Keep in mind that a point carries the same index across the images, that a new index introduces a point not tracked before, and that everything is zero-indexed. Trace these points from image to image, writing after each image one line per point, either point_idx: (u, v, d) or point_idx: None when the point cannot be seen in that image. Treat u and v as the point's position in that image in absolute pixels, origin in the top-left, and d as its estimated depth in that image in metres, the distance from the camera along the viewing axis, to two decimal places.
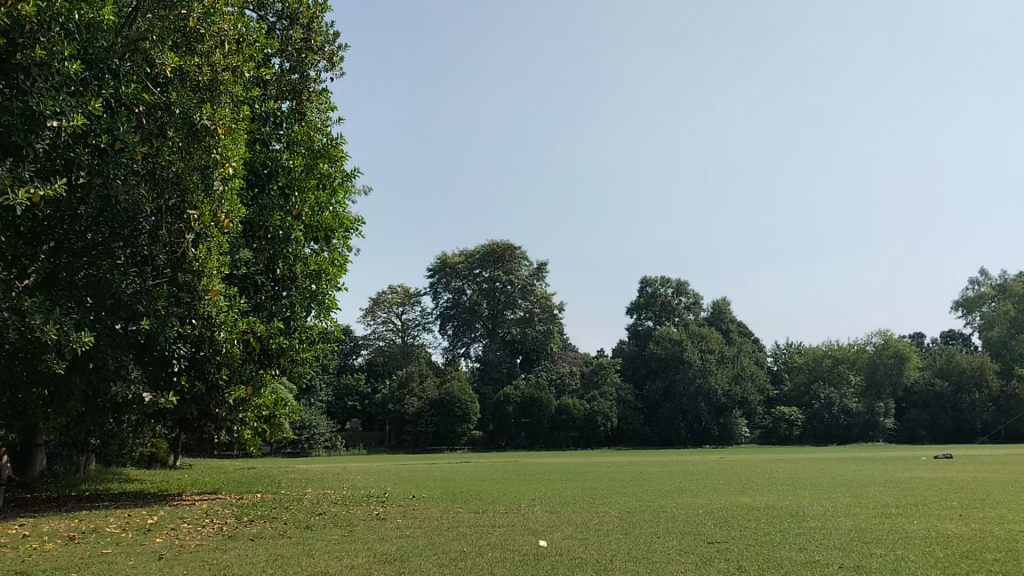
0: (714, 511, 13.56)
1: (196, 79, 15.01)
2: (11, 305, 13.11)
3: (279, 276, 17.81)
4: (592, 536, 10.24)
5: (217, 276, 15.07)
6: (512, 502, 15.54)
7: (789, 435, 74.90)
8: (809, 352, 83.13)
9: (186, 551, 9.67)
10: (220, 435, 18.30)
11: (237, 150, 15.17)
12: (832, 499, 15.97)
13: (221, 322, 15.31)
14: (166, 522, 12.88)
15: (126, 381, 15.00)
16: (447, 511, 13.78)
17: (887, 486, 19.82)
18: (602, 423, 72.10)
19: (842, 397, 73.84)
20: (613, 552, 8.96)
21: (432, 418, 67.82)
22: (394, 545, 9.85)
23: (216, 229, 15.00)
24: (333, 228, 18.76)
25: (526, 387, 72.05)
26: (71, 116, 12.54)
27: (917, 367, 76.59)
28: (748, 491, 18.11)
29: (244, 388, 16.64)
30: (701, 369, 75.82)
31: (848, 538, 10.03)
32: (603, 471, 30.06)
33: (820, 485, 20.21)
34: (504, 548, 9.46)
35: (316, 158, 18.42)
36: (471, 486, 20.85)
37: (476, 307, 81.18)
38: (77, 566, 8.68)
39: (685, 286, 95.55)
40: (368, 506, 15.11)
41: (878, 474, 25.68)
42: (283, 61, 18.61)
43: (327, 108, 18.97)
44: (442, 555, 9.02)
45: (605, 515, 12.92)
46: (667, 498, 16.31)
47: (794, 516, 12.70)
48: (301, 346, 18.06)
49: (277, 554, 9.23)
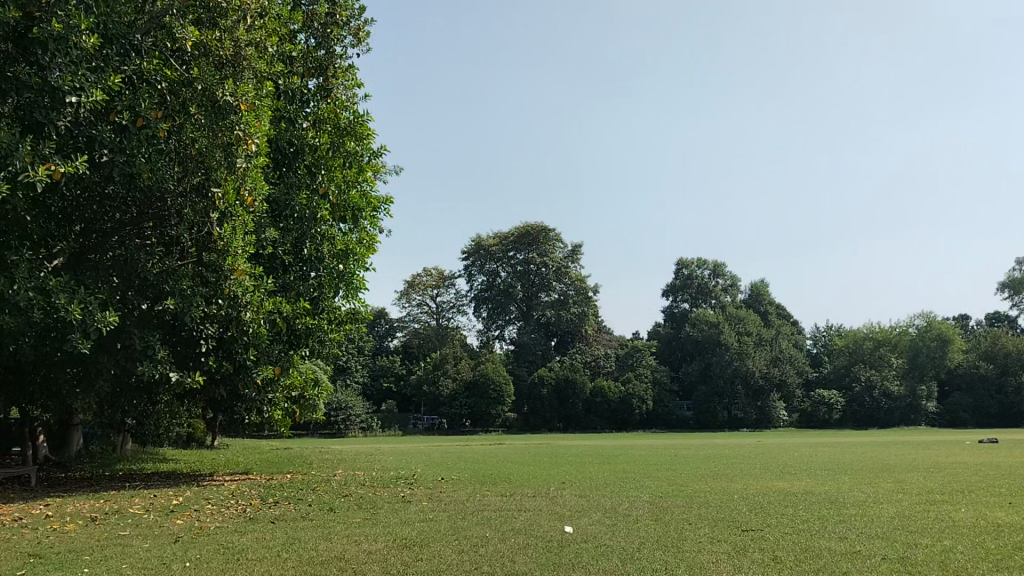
0: (750, 496, 13.13)
1: (218, 55, 14.73)
2: (35, 285, 12.98)
3: (306, 257, 17.56)
4: (620, 522, 9.87)
5: (243, 255, 14.93)
6: (541, 484, 15.27)
7: (829, 419, 73.01)
8: (849, 335, 81.75)
9: (203, 533, 9.47)
10: (251, 416, 18.17)
11: (260, 126, 14.98)
12: (874, 484, 15.44)
13: (247, 302, 15.19)
14: (190, 503, 12.72)
15: (154, 361, 14.73)
16: (474, 494, 13.50)
17: (930, 471, 19.21)
18: (638, 405, 71.49)
19: (883, 379, 72.59)
20: (642, 540, 8.55)
21: (466, 400, 67.87)
22: (415, 529, 9.55)
23: (240, 207, 14.96)
24: (361, 208, 18.41)
25: (561, 369, 72.18)
26: (90, 91, 12.35)
27: (961, 350, 74.93)
28: (786, 476, 17.60)
29: (272, 367, 16.25)
30: (738, 352, 74.88)
31: (892, 526, 9.56)
32: (638, 454, 29.62)
33: (860, 470, 19.64)
34: (528, 533, 9.11)
35: (342, 135, 18.16)
36: (501, 468, 20.63)
37: (510, 290, 80.48)
38: (91, 548, 8.52)
39: (722, 267, 94.14)
40: (394, 488, 14.90)
41: (919, 457, 24.98)
42: (308, 37, 18.36)
43: (353, 83, 18.63)
44: (463, 541, 8.67)
45: (637, 500, 12.57)
46: (701, 482, 15.88)
47: (833, 502, 12.24)
48: (328, 327, 17.88)
49: (295, 538, 8.97)
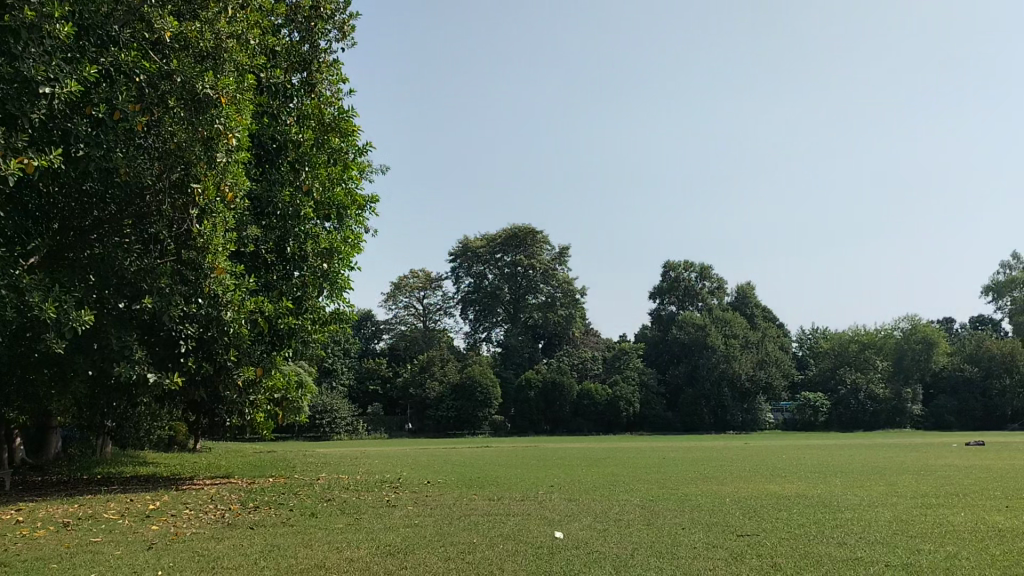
0: (743, 500, 12.88)
1: (199, 46, 14.37)
2: (9, 283, 12.58)
3: (289, 255, 17.16)
4: (612, 528, 9.60)
5: (223, 253, 14.55)
6: (529, 488, 14.96)
7: (814, 421, 73.10)
8: (835, 337, 81.74)
9: (179, 540, 9.13)
10: (232, 419, 17.69)
11: (242, 121, 14.61)
12: (867, 487, 15.21)
13: (228, 302, 14.80)
14: (168, 508, 12.36)
15: (131, 361, 14.30)
16: (461, 498, 13.19)
17: (922, 474, 19.07)
18: (625, 408, 71.17)
19: (868, 382, 72.67)
20: (635, 546, 8.26)
21: (454, 402, 67.60)
22: (399, 535, 9.21)
23: (221, 203, 14.54)
24: (345, 206, 18.05)
25: (548, 372, 71.77)
26: (64, 82, 11.99)
27: (947, 353, 75.21)
28: (777, 479, 17.35)
29: (254, 368, 15.94)
30: (725, 354, 74.83)
31: (892, 531, 9.28)
32: (627, 457, 29.36)
33: (850, 473, 19.44)
34: (518, 539, 8.79)
35: (327, 131, 17.80)
36: (489, 472, 20.35)
37: (497, 292, 80.39)
38: (60, 556, 8.12)
39: (709, 270, 94.13)
40: (379, 492, 14.54)
41: (908, 460, 24.89)
42: (292, 32, 18.04)
43: (338, 79, 18.32)
44: (450, 548, 8.35)
45: (627, 503, 12.30)
46: (690, 485, 15.61)
47: (828, 506, 11.99)
48: (312, 327, 17.49)
49: (273, 546, 8.59)
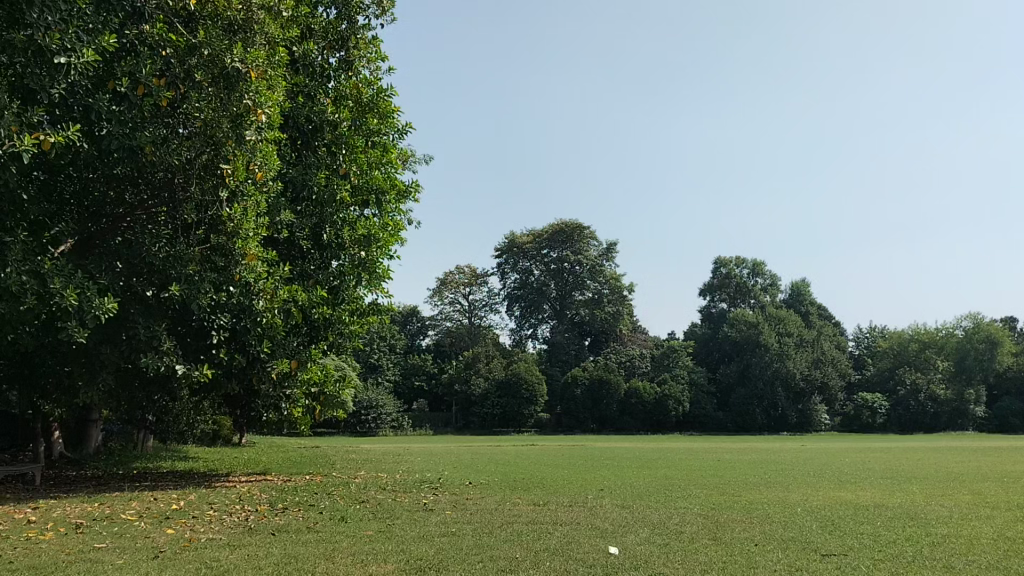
0: (817, 510, 11.59)
1: (228, 17, 13.55)
2: (29, 268, 11.71)
3: (326, 242, 16.32)
4: (672, 542, 8.51)
5: (255, 238, 13.77)
6: (578, 492, 13.85)
7: (872, 423, 70.15)
8: (893, 336, 79.22)
9: (191, 547, 8.25)
10: (268, 414, 16.92)
11: (272, 97, 13.77)
12: (952, 496, 13.82)
13: (259, 290, 13.99)
14: (191, 509, 11.53)
15: (159, 353, 13.53)
16: (504, 503, 12.19)
17: (1003, 481, 17.63)
18: (673, 407, 69.27)
19: (929, 382, 69.87)
20: (703, 566, 7.13)
21: (498, 400, 66.45)
22: (433, 547, 8.20)
23: (251, 185, 13.81)
24: (385, 191, 17.06)
25: (594, 370, 70.66)
26: (81, 52, 11.14)
27: (1012, 352, 72.37)
28: (847, 485, 16.02)
29: (289, 361, 15.09)
30: (778, 353, 72.93)
31: (1003, 553, 7.96)
32: (676, 458, 28.04)
33: (924, 480, 18.00)
34: (567, 555, 7.72)
35: (365, 112, 16.90)
36: (534, 472, 19.30)
37: (544, 288, 79.94)
38: (55, 567, 7.24)
39: (762, 266, 91.80)
40: (416, 493, 13.54)
41: (983, 466, 23.30)
42: (328, 8, 17.22)
43: (377, 57, 17.37)
44: (489, 565, 7.27)
45: (686, 511, 11.24)
46: (754, 491, 14.39)
47: (918, 518, 10.70)
48: (350, 319, 16.56)
49: (291, 557, 7.64)
